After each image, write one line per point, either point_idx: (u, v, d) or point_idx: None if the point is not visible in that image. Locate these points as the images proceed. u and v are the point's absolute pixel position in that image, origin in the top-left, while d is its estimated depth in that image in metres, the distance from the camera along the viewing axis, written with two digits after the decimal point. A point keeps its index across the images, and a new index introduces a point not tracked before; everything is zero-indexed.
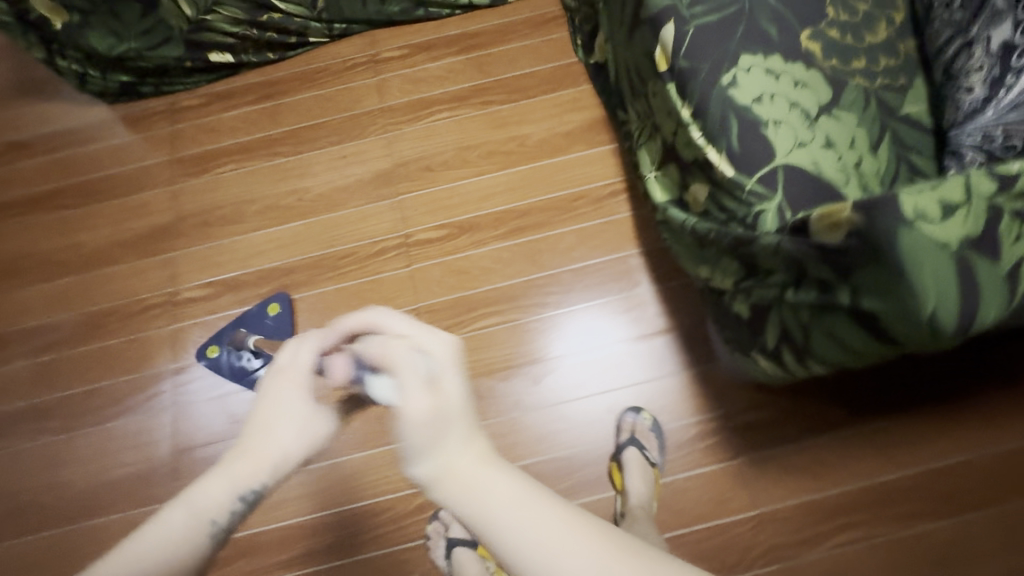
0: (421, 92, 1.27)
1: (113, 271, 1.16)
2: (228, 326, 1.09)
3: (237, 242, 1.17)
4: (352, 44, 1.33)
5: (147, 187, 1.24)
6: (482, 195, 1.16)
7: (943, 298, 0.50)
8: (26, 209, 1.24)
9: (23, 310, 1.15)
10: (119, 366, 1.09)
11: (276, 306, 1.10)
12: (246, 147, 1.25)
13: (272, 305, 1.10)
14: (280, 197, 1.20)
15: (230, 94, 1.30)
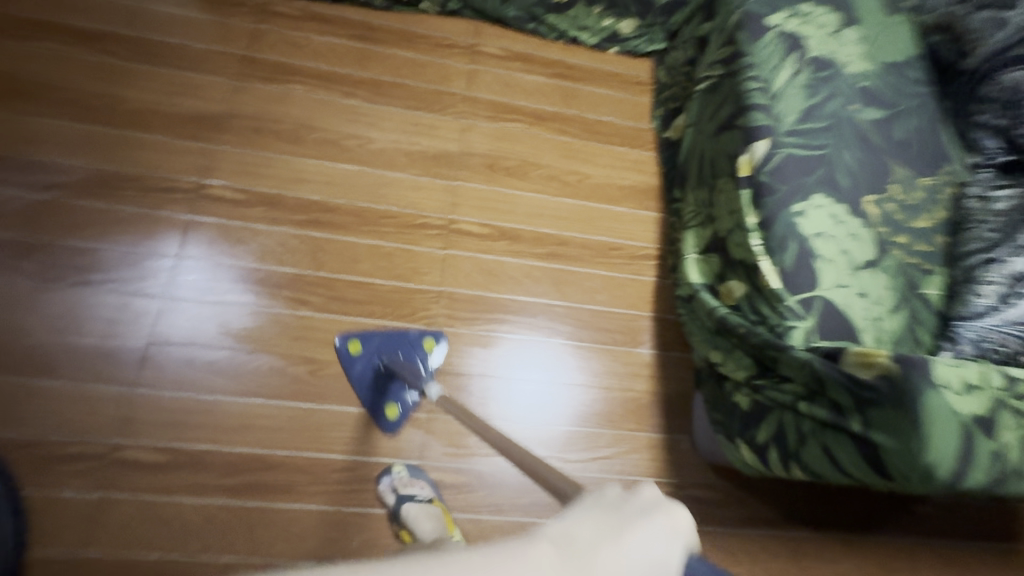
0: (507, 97, 1.32)
1: (148, 139, 1.10)
2: (380, 334, 1.01)
3: (287, 162, 1.14)
4: (458, 25, 1.36)
5: (210, 69, 1.19)
6: (533, 214, 1.21)
7: (957, 453, 0.62)
8: (69, 39, 1.15)
9: (31, 139, 1.06)
10: (119, 235, 1.02)
11: (433, 344, 1.03)
12: (326, 74, 1.24)
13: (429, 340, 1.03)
14: (342, 137, 1.19)
15: (325, 19, 1.29)
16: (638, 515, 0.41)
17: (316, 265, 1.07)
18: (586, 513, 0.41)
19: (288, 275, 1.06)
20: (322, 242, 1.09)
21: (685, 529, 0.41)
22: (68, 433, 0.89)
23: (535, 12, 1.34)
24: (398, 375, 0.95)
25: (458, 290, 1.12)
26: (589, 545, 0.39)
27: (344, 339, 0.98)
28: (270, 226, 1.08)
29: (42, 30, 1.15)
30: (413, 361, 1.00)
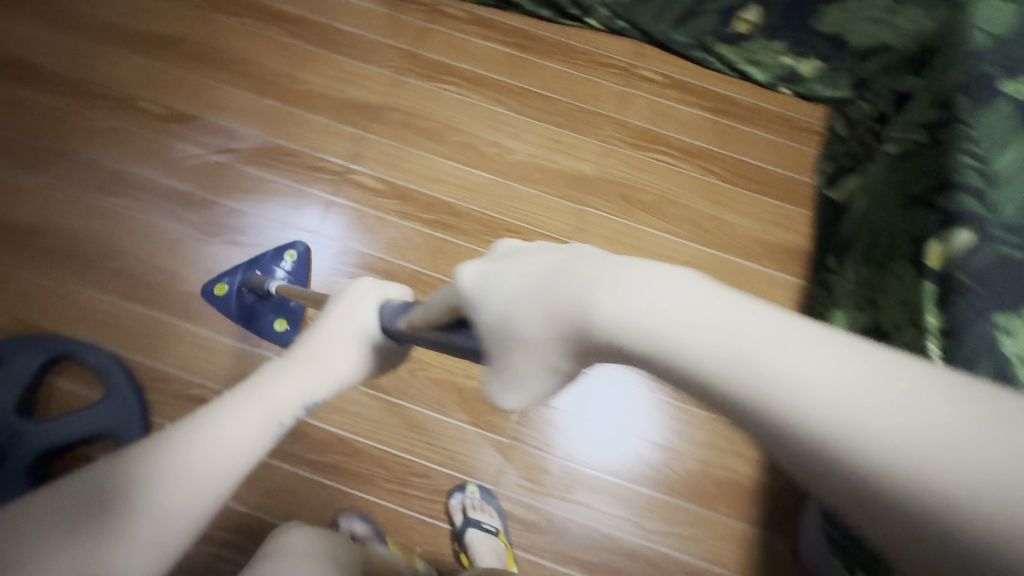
0: (657, 126, 1.23)
1: (311, 119, 1.18)
2: (241, 265, 1.03)
3: (429, 161, 1.14)
4: (619, 44, 1.30)
5: (376, 59, 1.24)
6: (660, 255, 1.13)
7: None
8: (262, 19, 1.26)
9: (218, 106, 1.18)
10: (272, 205, 1.11)
11: (293, 255, 1.05)
12: (480, 77, 1.24)
13: (289, 249, 1.06)
14: (482, 142, 1.18)
15: (489, 24, 1.29)
16: (341, 302, 0.57)
17: (434, 266, 1.09)
18: (322, 316, 0.58)
19: (409, 271, 1.08)
20: (444, 245, 1.10)
21: (367, 294, 0.57)
22: (196, 375, 0.99)
23: (705, 40, 1.24)
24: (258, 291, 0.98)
25: None
26: (312, 345, 0.56)
27: (207, 286, 1.01)
28: (401, 221, 1.11)
29: (243, 8, 1.27)
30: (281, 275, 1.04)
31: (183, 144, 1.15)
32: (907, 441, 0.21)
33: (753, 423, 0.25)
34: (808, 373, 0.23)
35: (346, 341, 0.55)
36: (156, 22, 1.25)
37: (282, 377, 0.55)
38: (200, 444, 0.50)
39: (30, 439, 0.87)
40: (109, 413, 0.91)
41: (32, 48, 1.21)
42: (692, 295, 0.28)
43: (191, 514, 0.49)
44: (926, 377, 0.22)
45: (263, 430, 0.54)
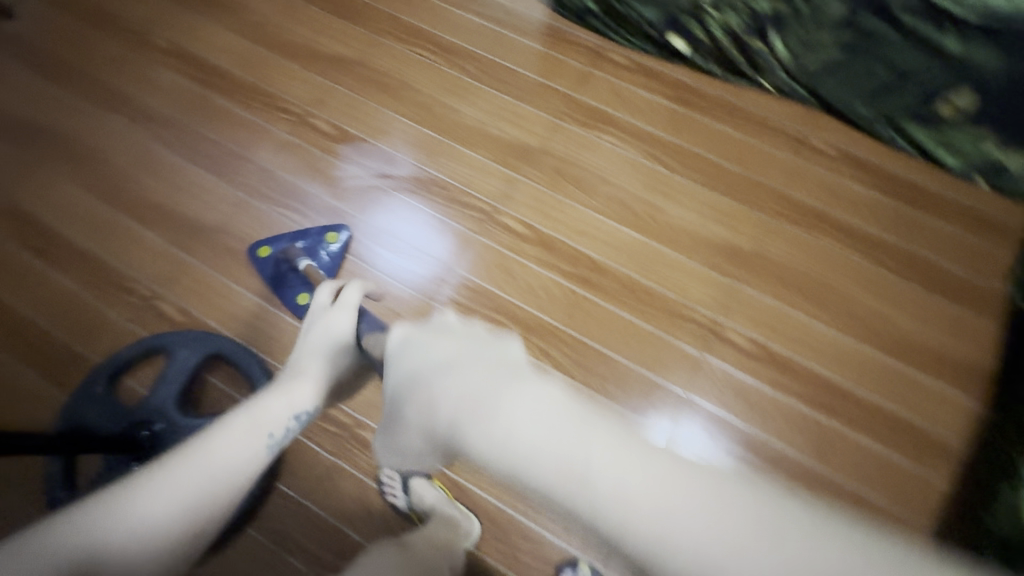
0: (823, 204, 1.14)
1: (464, 153, 1.18)
2: (288, 236, 1.11)
3: (575, 211, 1.13)
4: (790, 109, 1.21)
5: (535, 102, 1.24)
6: (813, 348, 1.03)
7: None
8: (433, 51, 1.30)
9: (380, 130, 1.22)
10: (418, 235, 1.13)
11: (336, 238, 1.11)
12: (637, 129, 1.20)
13: (333, 232, 1.12)
14: (634, 200, 1.13)
15: (654, 75, 1.25)
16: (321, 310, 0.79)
17: (570, 322, 1.06)
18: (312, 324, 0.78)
19: (542, 322, 1.05)
20: (581, 301, 1.07)
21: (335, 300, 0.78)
22: None
23: (896, 116, 1.14)
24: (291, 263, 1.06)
25: (700, 402, 1.01)
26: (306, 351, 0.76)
27: (253, 245, 1.11)
28: (540, 269, 1.09)
29: (415, 39, 1.32)
30: (320, 252, 1.10)
31: (348, 164, 1.20)
32: (663, 528, 0.35)
33: (570, 504, 0.38)
34: (637, 497, 0.36)
35: (330, 357, 0.75)
36: (338, 44, 1.32)
37: (286, 393, 0.73)
38: (220, 449, 0.67)
39: (182, 434, 0.93)
40: None
41: (227, 57, 1.32)
42: (552, 415, 0.41)
43: (207, 507, 0.64)
44: (704, 494, 0.37)
45: (254, 441, 0.70)
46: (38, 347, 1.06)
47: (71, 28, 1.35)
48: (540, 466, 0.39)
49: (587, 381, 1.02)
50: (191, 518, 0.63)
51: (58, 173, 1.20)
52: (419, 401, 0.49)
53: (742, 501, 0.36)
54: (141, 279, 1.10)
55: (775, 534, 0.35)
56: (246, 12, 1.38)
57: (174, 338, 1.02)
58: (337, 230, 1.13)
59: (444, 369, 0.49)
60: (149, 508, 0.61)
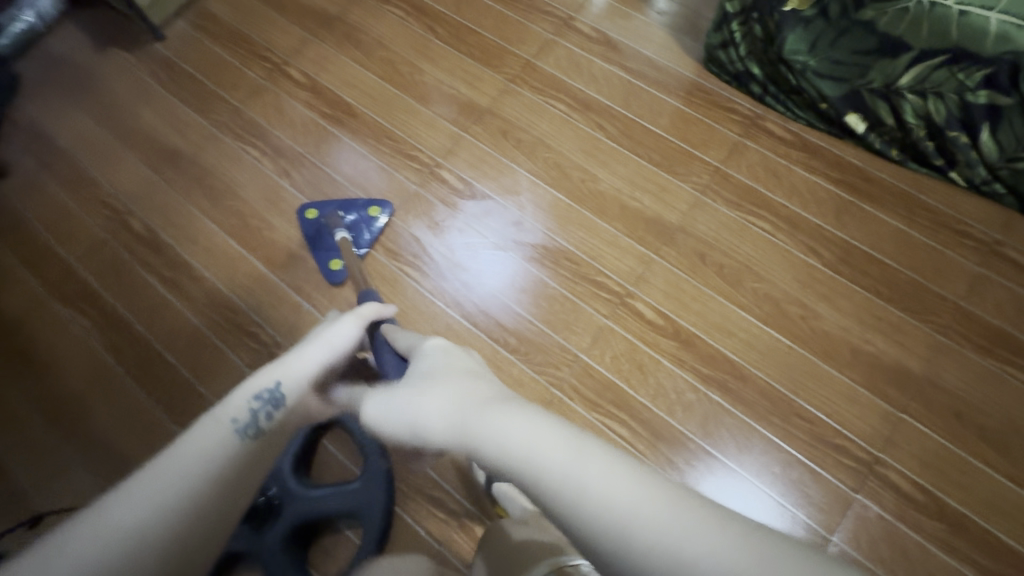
0: (1019, 330, 0.97)
1: (598, 225, 1.11)
2: (335, 203, 1.16)
3: (715, 305, 1.03)
4: (984, 209, 1.04)
5: (678, 172, 1.13)
6: (994, 506, 0.88)
7: None
8: (571, 104, 1.21)
9: (509, 189, 1.16)
10: (540, 310, 1.06)
11: (376, 212, 1.15)
12: (794, 217, 1.08)
13: (335, 260, 1.12)
14: (787, 300, 1.02)
15: (818, 152, 1.11)
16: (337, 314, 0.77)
17: (703, 432, 0.96)
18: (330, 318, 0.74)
19: (671, 428, 0.96)
20: (715, 410, 0.97)
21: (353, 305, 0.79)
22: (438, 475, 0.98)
23: None
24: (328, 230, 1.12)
25: (851, 551, 0.88)
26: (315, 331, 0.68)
27: (302, 208, 1.17)
28: (673, 367, 1.00)
29: (551, 88, 1.24)
30: (363, 227, 1.14)
31: (468, 220, 1.14)
32: (554, 471, 0.41)
33: (493, 462, 0.46)
34: (529, 447, 0.44)
35: (319, 339, 0.65)
36: (467, 86, 1.26)
37: (258, 377, 0.58)
38: (173, 456, 0.47)
39: (297, 504, 0.92)
40: (360, 499, 0.93)
41: (353, 91, 1.28)
42: (515, 416, 0.47)
43: (163, 516, 0.43)
44: (585, 447, 0.42)
45: (224, 439, 0.51)
46: (162, 381, 1.08)
47: (212, 51, 1.36)
48: (507, 454, 0.45)
49: (693, 481, 0.93)
50: (142, 519, 0.43)
51: (192, 202, 1.22)
52: (405, 394, 0.59)
53: (617, 467, 0.40)
54: (261, 323, 1.11)
55: (639, 482, 0.39)
56: (374, 42, 1.32)
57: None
58: (381, 205, 1.16)
59: (437, 376, 0.59)
60: (126, 509, 0.43)
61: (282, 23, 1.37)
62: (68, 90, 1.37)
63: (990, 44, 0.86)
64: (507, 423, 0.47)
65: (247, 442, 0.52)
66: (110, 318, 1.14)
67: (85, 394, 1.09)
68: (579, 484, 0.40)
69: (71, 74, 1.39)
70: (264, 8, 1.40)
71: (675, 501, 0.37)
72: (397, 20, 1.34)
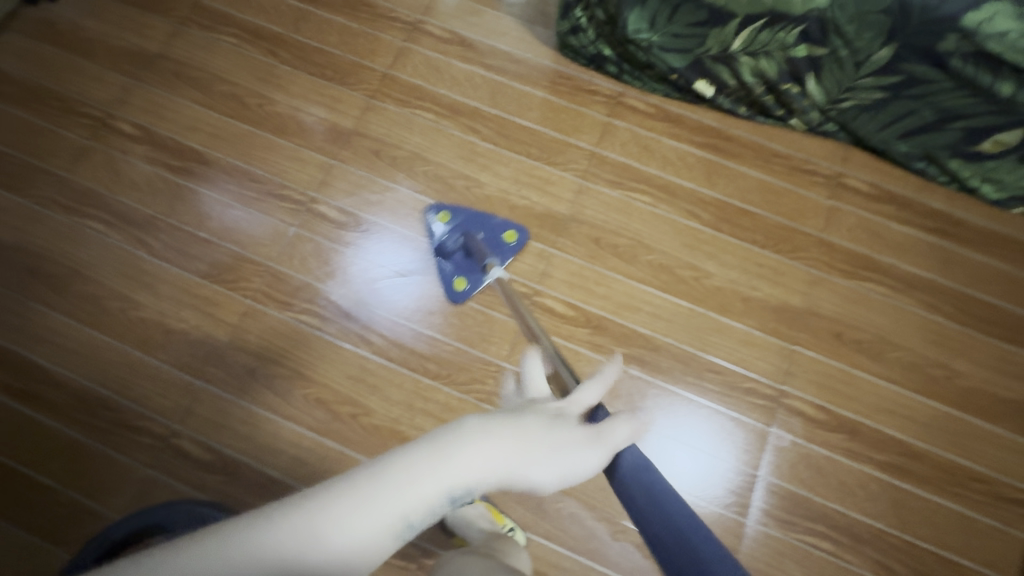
0: (871, 250, 1.10)
1: (492, 230, 1.10)
2: (466, 213, 1.09)
3: (618, 284, 1.07)
4: (824, 147, 1.15)
5: (558, 161, 1.15)
6: (879, 408, 1.00)
7: None
8: (440, 112, 1.18)
9: (396, 211, 1.11)
10: (455, 328, 1.04)
11: (514, 237, 1.08)
12: (671, 185, 1.14)
13: (461, 278, 1.05)
14: (680, 265, 1.08)
15: (679, 120, 1.17)
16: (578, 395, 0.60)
17: (631, 409, 1.00)
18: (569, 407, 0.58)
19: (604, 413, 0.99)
20: (638, 385, 1.01)
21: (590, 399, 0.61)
22: None
23: (936, 152, 1.08)
24: (474, 250, 1.03)
25: (776, 481, 0.97)
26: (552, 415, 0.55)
27: (434, 207, 1.10)
28: (593, 353, 1.02)
29: (416, 98, 1.19)
30: (493, 247, 1.07)
31: (359, 253, 1.09)
32: None
33: None
34: None
35: (544, 451, 0.52)
36: (327, 110, 1.18)
37: (463, 469, 0.47)
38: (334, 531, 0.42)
39: None
40: None
41: (199, 135, 1.16)
42: None
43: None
44: None
45: (394, 530, 0.45)
46: (41, 510, 0.94)
47: (12, 117, 1.16)
48: None
49: None
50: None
51: (31, 297, 1.05)
52: None
53: None
54: (151, 414, 0.99)
55: None
56: (212, 77, 1.20)
57: (166, 517, 0.85)
58: (516, 232, 1.09)
59: None
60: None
61: (94, 71, 1.20)
62: None
63: (800, 4, 0.93)
64: None
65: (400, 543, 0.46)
66: None
67: None
68: None
69: None
70: (67, 56, 1.21)
71: None
72: (232, 49, 1.23)
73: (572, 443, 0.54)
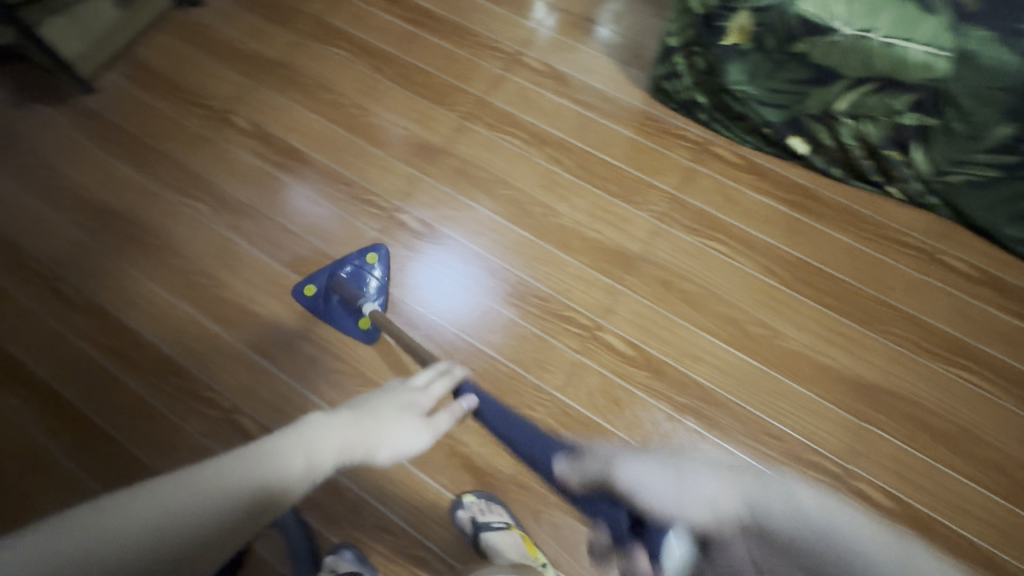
0: (964, 334, 1.02)
1: (562, 259, 1.11)
2: (326, 270, 1.11)
3: (682, 330, 1.04)
4: (919, 219, 1.10)
5: (636, 199, 1.15)
6: (958, 507, 0.92)
7: None
8: (525, 139, 1.22)
9: (471, 228, 1.15)
10: (512, 351, 1.04)
11: (374, 257, 1.11)
12: (750, 237, 1.11)
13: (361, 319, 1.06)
14: (749, 320, 1.05)
15: (765, 173, 1.15)
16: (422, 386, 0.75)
17: None
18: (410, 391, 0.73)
19: None
20: (693, 440, 0.97)
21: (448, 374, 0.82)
22: (421, 534, 0.95)
23: None
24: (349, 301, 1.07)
25: None
26: (404, 403, 0.69)
27: (297, 287, 1.10)
28: (649, 398, 1.00)
29: (503, 123, 1.24)
30: (365, 276, 1.10)
31: (422, 262, 1.13)
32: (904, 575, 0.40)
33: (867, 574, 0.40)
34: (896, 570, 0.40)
35: (389, 419, 0.64)
36: (420, 126, 1.24)
37: (351, 422, 0.58)
38: (262, 471, 0.45)
39: None
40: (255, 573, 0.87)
41: (301, 136, 1.25)
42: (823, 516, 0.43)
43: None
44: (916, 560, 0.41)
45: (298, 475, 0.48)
46: (108, 462, 1.00)
47: (147, 102, 1.30)
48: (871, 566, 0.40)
49: None
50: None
51: (134, 264, 1.15)
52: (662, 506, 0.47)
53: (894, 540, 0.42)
54: (216, 388, 1.05)
55: None
56: (322, 85, 1.30)
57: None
58: (376, 251, 1.13)
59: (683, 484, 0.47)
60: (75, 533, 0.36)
61: (221, 69, 1.33)
62: None
63: (915, 73, 0.91)
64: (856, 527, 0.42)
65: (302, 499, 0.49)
66: (43, 397, 1.05)
67: (22, 483, 1.00)
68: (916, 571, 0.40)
69: None
70: (199, 54, 1.35)
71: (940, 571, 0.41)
72: (341, 61, 1.32)
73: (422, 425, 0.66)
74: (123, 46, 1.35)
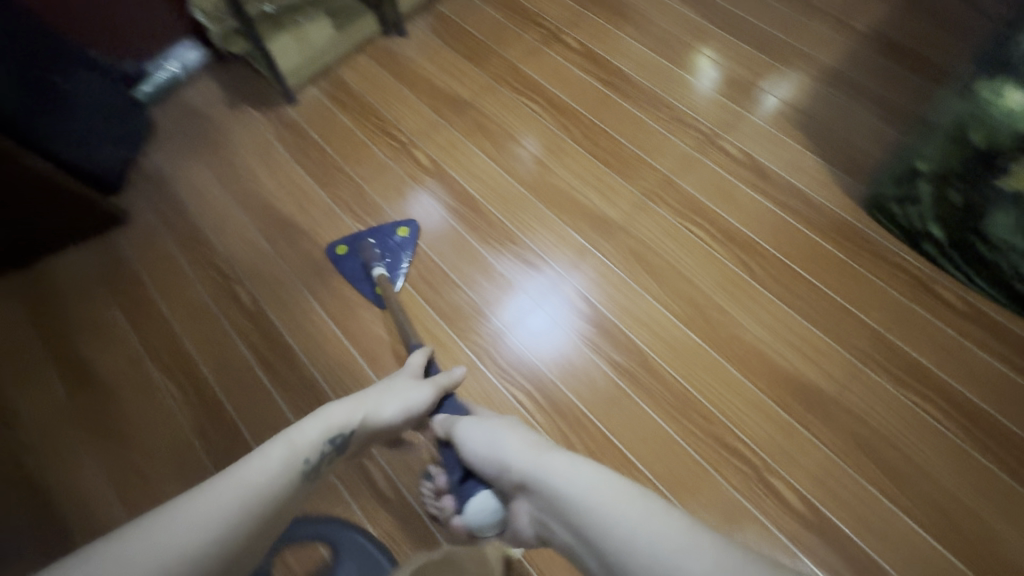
0: None
1: (734, 376, 1.00)
2: (359, 233, 1.20)
3: (868, 496, 0.90)
4: None
5: (830, 326, 1.01)
6: None
7: None
8: (710, 230, 1.12)
9: (637, 318, 1.07)
10: (665, 467, 0.94)
11: (405, 231, 1.19)
12: (966, 403, 0.94)
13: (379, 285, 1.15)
14: (955, 506, 0.88)
15: (992, 330, 0.99)
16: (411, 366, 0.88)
17: None
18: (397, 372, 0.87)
19: None
20: None
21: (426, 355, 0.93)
22: None
23: None
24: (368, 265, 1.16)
25: None
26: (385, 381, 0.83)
27: (332, 245, 1.20)
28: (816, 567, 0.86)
29: (690, 212, 1.15)
30: (394, 250, 1.17)
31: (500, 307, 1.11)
32: (626, 529, 0.55)
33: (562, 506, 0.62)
34: (634, 538, 0.54)
35: (376, 395, 0.79)
36: (599, 195, 1.19)
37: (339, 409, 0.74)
38: (248, 476, 0.61)
39: None
40: None
41: (481, 185, 1.23)
42: (574, 478, 0.62)
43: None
44: (638, 505, 0.57)
45: (292, 462, 0.66)
46: None
47: (339, 121, 1.35)
48: (573, 503, 0.60)
49: None
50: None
51: (302, 280, 1.19)
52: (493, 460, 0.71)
53: (638, 515, 0.56)
54: None
55: (665, 529, 0.54)
56: (506, 134, 1.28)
57: (341, 537, 0.93)
58: (408, 226, 1.21)
59: (496, 444, 0.71)
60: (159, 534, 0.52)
61: (412, 101, 1.35)
62: (197, 144, 1.38)
63: None
64: (582, 478, 0.62)
65: (306, 480, 0.68)
66: (200, 394, 1.10)
67: (165, 476, 1.04)
68: (646, 543, 0.53)
69: (199, 125, 1.40)
70: (397, 85, 1.38)
71: (682, 544, 0.52)
72: (531, 113, 1.29)
73: (402, 393, 0.81)
74: (328, 64, 1.42)
